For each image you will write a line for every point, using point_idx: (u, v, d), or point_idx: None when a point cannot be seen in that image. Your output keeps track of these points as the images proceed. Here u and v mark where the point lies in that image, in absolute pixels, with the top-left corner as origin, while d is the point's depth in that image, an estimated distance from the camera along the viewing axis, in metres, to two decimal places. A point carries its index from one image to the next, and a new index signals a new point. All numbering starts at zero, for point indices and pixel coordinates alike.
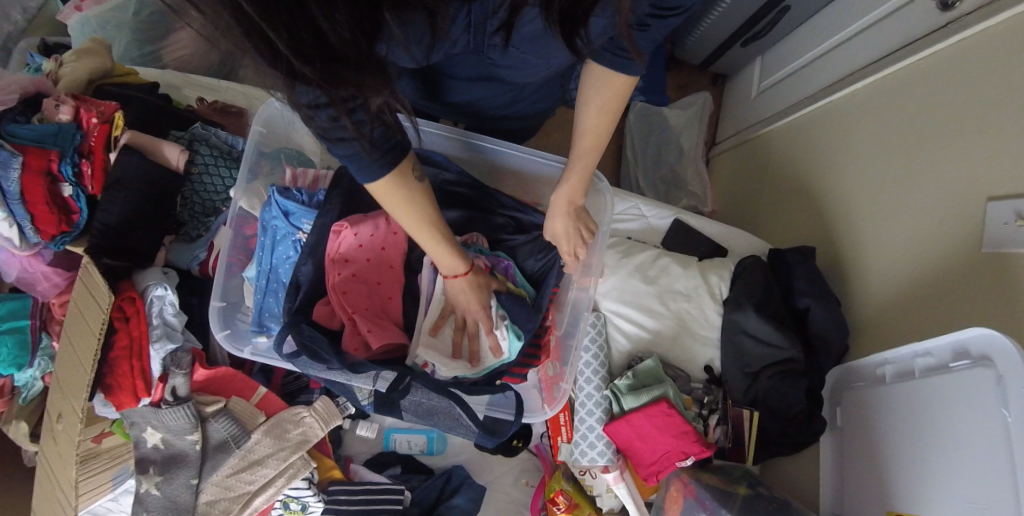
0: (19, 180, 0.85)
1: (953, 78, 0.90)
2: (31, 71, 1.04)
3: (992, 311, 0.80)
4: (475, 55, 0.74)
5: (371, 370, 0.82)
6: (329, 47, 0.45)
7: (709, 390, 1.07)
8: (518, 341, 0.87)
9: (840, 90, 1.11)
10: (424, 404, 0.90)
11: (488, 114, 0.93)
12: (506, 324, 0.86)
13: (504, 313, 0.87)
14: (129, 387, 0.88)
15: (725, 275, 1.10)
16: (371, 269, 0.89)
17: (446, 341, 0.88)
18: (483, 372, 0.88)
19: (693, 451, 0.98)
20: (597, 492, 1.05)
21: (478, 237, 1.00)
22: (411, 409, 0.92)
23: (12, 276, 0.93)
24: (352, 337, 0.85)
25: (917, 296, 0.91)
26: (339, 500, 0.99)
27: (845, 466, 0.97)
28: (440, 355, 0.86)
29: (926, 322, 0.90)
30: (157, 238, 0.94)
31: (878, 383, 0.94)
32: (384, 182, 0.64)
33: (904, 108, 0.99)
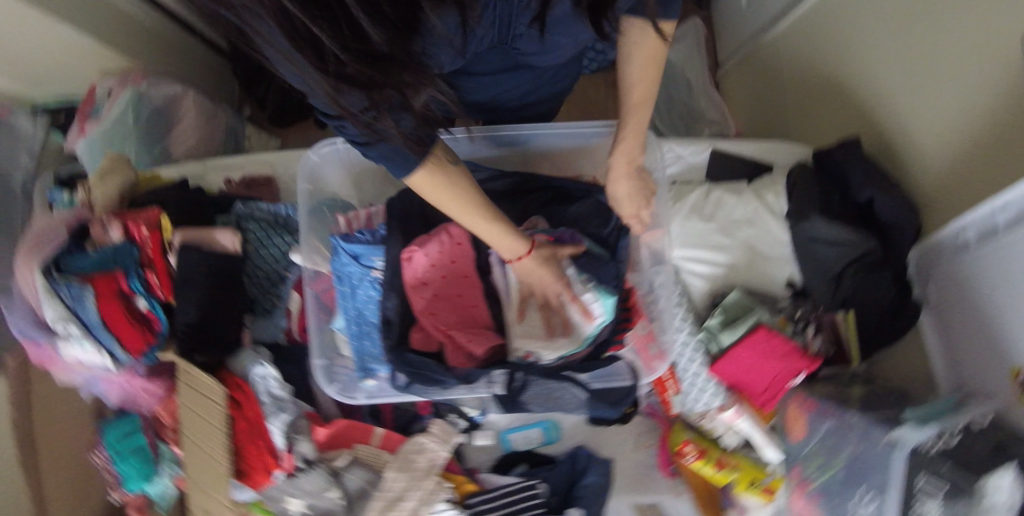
0: (95, 307, 0.86)
1: None
2: (59, 205, 1.05)
3: None
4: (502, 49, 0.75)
5: (483, 376, 0.85)
6: (373, 45, 0.48)
7: (798, 304, 1.07)
8: (609, 296, 0.87)
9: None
10: (546, 394, 0.92)
11: (514, 103, 0.94)
12: (592, 286, 0.87)
13: (586, 276, 0.88)
14: (260, 465, 0.91)
15: (779, 190, 1.09)
16: (446, 281, 0.89)
17: (540, 323, 0.89)
18: (585, 342, 0.88)
19: (804, 366, 1.00)
20: (719, 432, 1.07)
21: (538, 219, 0.96)
22: (536, 401, 0.94)
23: (116, 396, 0.96)
24: (455, 352, 0.86)
25: (979, 154, 0.92)
26: (482, 510, 1.02)
27: (953, 338, 0.97)
28: (536, 340, 0.87)
29: (994, 175, 0.89)
30: (238, 320, 0.94)
31: (964, 250, 0.94)
32: (425, 174, 0.67)
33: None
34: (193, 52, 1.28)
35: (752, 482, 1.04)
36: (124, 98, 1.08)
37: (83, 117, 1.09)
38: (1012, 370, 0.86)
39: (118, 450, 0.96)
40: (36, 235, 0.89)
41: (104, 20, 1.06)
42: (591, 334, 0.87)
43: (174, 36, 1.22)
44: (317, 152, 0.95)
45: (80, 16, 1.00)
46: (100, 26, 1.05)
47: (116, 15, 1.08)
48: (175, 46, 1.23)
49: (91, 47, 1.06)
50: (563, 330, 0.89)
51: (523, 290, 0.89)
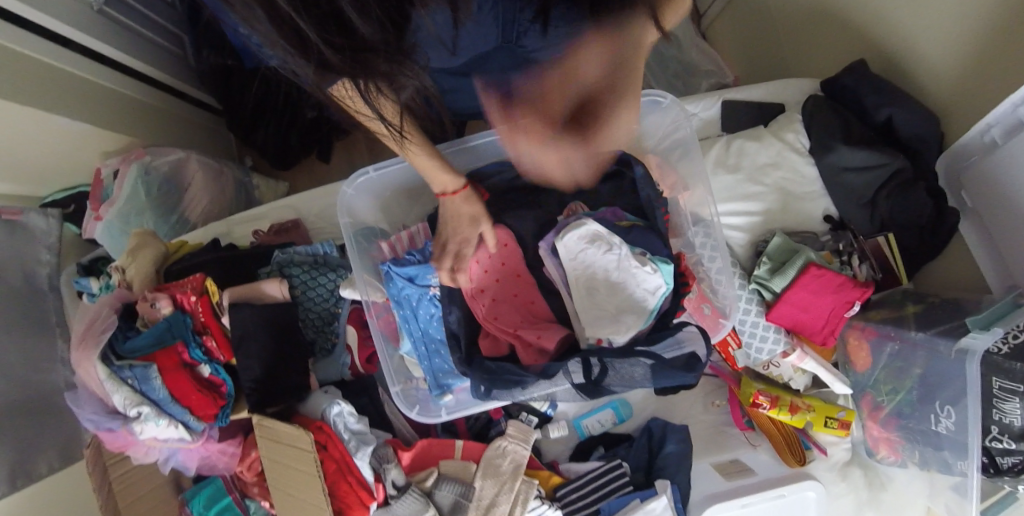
0: (163, 383, 0.86)
1: None
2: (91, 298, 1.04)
3: None
4: None
5: (560, 367, 0.85)
6: (361, 40, 0.46)
7: (839, 237, 1.08)
8: (666, 265, 0.89)
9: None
10: (625, 373, 0.87)
11: None
12: (650, 257, 0.90)
13: (639, 250, 0.91)
14: (356, 499, 0.90)
15: (799, 128, 1.09)
16: (503, 282, 0.90)
17: (606, 303, 0.90)
18: (651, 313, 0.89)
19: (858, 296, 1.00)
20: (786, 377, 1.08)
21: (578, 205, 0.97)
22: (621, 384, 0.90)
23: (194, 464, 0.94)
24: (526, 350, 0.87)
25: (994, 51, 0.92)
26: (572, 499, 1.03)
27: (997, 239, 0.98)
28: (608, 325, 0.88)
29: (1013, 69, 0.89)
30: (303, 364, 0.95)
31: (992, 149, 0.96)
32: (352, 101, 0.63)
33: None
34: (187, 114, 1.27)
35: (828, 420, 1.06)
36: (132, 174, 1.06)
37: (95, 202, 1.08)
38: None
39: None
40: (88, 324, 0.88)
41: (97, 104, 1.05)
42: (657, 304, 0.89)
43: (165, 103, 1.21)
44: (351, 185, 0.94)
45: (74, 104, 1.00)
46: (95, 110, 1.04)
47: (107, 96, 1.07)
48: (169, 113, 1.22)
49: (91, 132, 1.05)
50: (628, 309, 0.89)
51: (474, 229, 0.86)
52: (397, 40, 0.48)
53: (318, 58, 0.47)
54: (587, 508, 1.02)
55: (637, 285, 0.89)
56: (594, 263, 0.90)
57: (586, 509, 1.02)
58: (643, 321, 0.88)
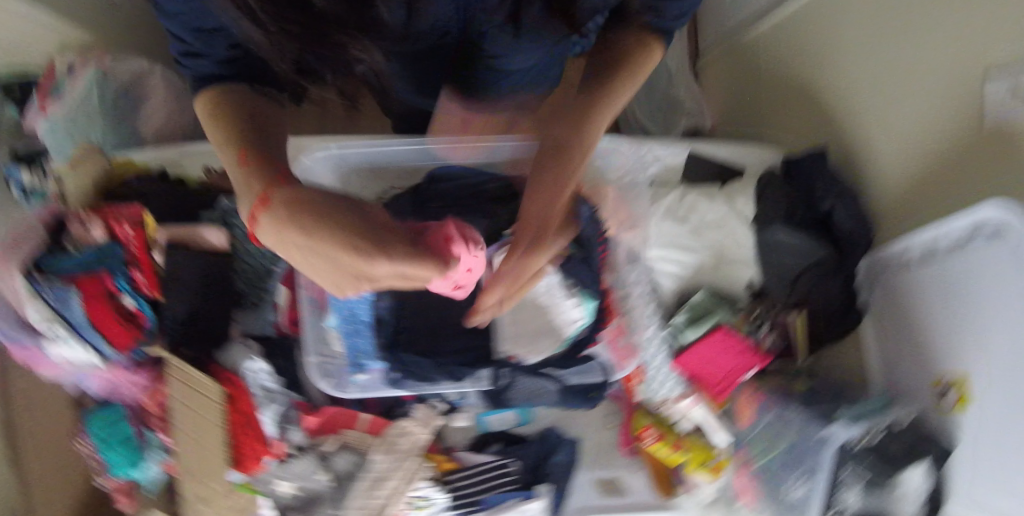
0: (83, 309, 0.86)
1: None
2: (34, 195, 1.05)
3: (1004, 183, 0.91)
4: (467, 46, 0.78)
5: (472, 372, 0.94)
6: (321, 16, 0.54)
7: (755, 305, 1.17)
8: (591, 299, 0.97)
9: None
10: (530, 388, 0.98)
11: (485, 108, 0.96)
12: (578, 292, 0.97)
13: (570, 281, 0.97)
14: (252, 453, 0.95)
15: (749, 196, 1.16)
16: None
17: (531, 319, 1.00)
18: (565, 340, 0.98)
19: (756, 362, 1.11)
20: (675, 418, 1.17)
21: None
22: (522, 397, 0.99)
23: (97, 387, 0.95)
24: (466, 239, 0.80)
25: (934, 173, 1.02)
26: (460, 485, 1.11)
27: (891, 343, 1.10)
28: (524, 344, 0.98)
29: (945, 198, 1.01)
30: (222, 314, 0.96)
31: (906, 267, 1.07)
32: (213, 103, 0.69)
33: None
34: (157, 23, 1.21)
35: (704, 462, 1.15)
36: (87, 76, 1.05)
37: (43, 94, 1.04)
38: (934, 379, 1.03)
39: (105, 438, 0.98)
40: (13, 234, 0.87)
41: None
42: (572, 335, 0.98)
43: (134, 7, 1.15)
44: (310, 155, 0.95)
45: None
46: None
47: None
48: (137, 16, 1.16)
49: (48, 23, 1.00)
50: (547, 333, 0.99)
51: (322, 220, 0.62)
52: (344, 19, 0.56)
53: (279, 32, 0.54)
54: (470, 496, 1.10)
55: (559, 312, 0.98)
56: (528, 285, 0.98)
57: (469, 497, 1.10)
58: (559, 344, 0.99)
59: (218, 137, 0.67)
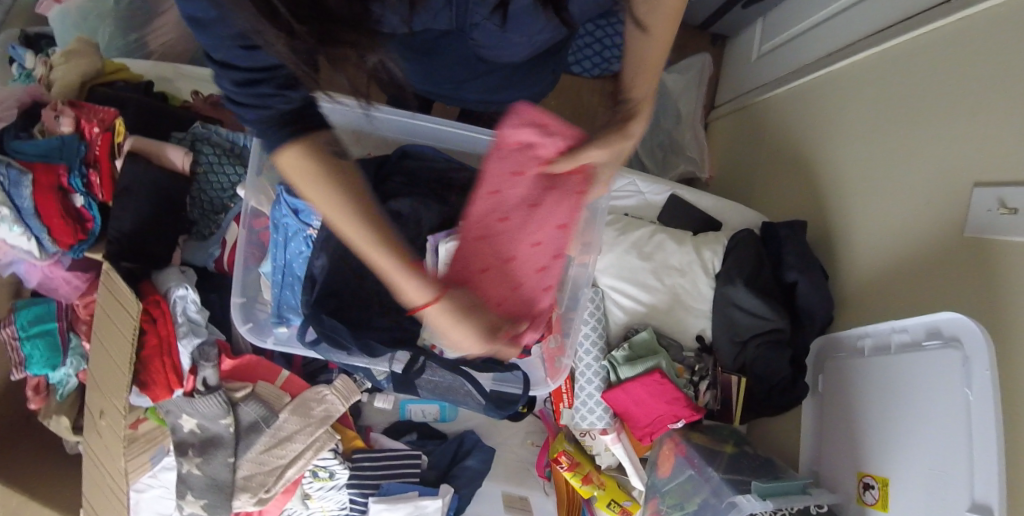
0: (30, 196, 0.87)
1: (959, 52, 0.95)
2: (23, 76, 1.02)
3: (976, 296, 0.90)
4: (453, 37, 0.78)
5: (387, 351, 0.91)
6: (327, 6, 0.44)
7: (700, 358, 1.16)
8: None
9: (854, 55, 1.12)
10: (437, 380, 1.00)
11: (477, 104, 0.98)
12: None
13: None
14: (162, 380, 0.95)
15: (718, 249, 1.15)
16: (520, 152, 0.67)
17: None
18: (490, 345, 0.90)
19: (685, 415, 1.08)
20: (596, 450, 1.15)
21: None
22: (428, 387, 1.01)
23: (32, 280, 0.96)
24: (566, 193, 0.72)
25: (906, 269, 1.01)
26: (364, 465, 1.10)
27: (825, 427, 1.08)
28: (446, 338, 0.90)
29: (910, 296, 1.00)
30: (169, 236, 0.97)
31: (855, 354, 1.05)
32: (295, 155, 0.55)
33: (907, 64, 1.04)
34: None
35: (614, 502, 1.13)
36: None
37: None
38: (857, 473, 1.01)
39: (26, 332, 0.97)
40: None
41: None
42: None
43: None
44: None
45: None
46: None
47: None
48: None
49: None
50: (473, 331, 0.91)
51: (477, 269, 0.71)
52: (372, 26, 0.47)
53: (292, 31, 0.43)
54: (372, 479, 1.09)
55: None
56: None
57: (370, 479, 1.09)
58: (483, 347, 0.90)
59: (333, 200, 0.57)
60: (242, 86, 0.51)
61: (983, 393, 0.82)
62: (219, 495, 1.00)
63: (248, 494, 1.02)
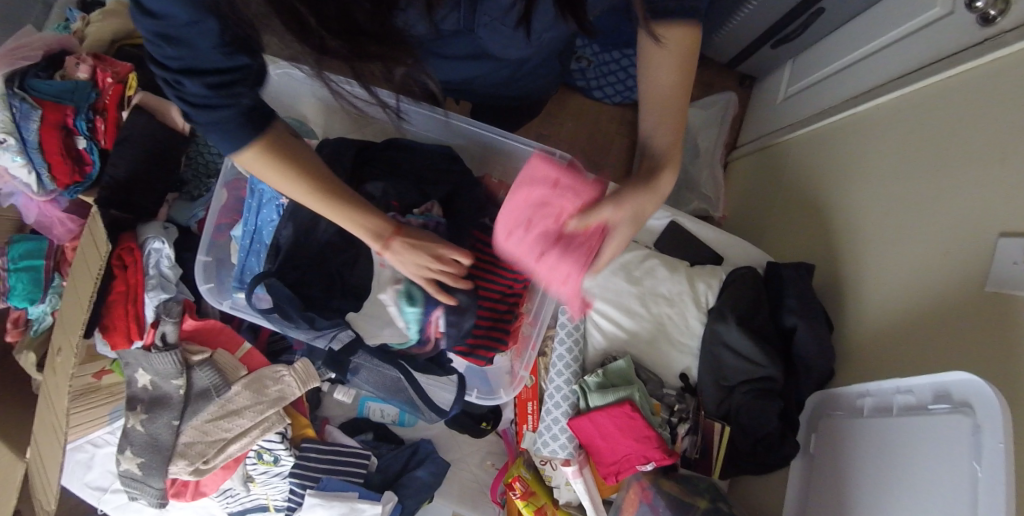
0: (37, 131, 0.92)
1: (990, 94, 0.85)
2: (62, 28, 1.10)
3: (996, 361, 0.77)
4: (462, 36, 0.75)
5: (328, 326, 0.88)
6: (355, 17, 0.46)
7: (682, 398, 1.06)
8: (410, 307, 0.89)
9: (879, 97, 1.04)
10: (378, 370, 1.01)
11: (481, 101, 0.98)
12: (398, 289, 0.89)
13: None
14: (123, 328, 0.95)
15: (713, 283, 1.08)
16: (551, 203, 0.70)
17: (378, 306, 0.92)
18: (409, 340, 0.92)
19: (655, 457, 0.97)
20: (555, 482, 1.06)
21: (433, 206, 0.97)
22: (368, 375, 1.04)
23: (28, 212, 1.00)
24: (586, 253, 0.70)
25: (919, 327, 0.89)
26: (310, 456, 1.04)
27: (812, 494, 0.96)
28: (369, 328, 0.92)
29: (923, 357, 0.88)
30: (161, 190, 1.00)
31: (855, 414, 0.93)
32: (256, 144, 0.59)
33: (934, 108, 0.95)
34: None
35: None
36: None
37: None
38: None
39: (15, 265, 0.99)
40: (16, 46, 0.96)
41: None
42: (414, 335, 0.91)
43: None
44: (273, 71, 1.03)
45: None
46: None
47: None
48: None
49: None
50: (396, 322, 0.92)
51: (427, 240, 0.73)
52: (388, 25, 0.49)
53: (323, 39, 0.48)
54: (314, 472, 1.03)
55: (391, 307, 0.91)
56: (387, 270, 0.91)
57: (312, 472, 1.03)
58: (392, 341, 0.92)
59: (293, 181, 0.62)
60: (214, 90, 0.54)
61: (994, 473, 0.68)
62: (157, 456, 0.98)
63: (185, 461, 0.99)
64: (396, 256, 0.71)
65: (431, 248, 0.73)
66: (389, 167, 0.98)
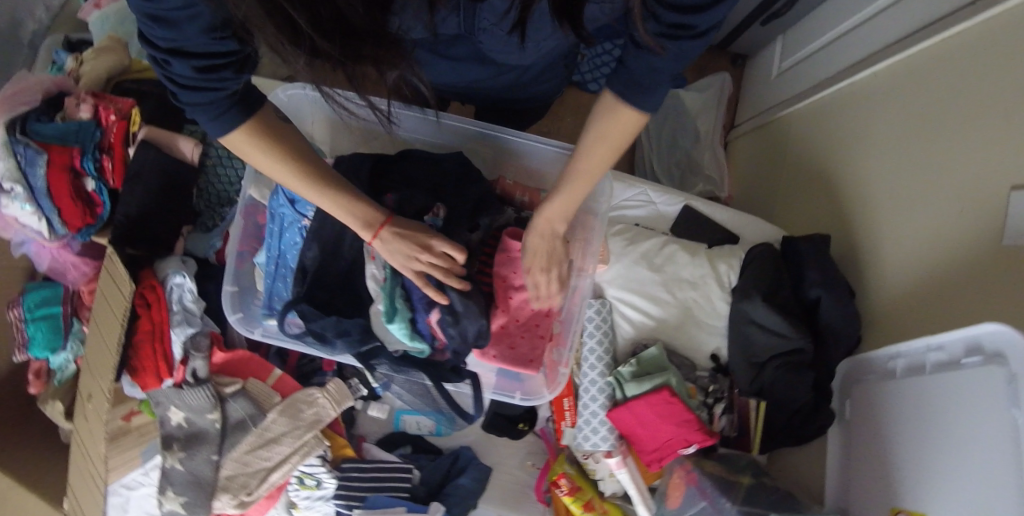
0: (44, 175, 0.90)
1: (988, 54, 0.87)
2: (56, 69, 1.08)
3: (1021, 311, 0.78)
4: (465, 38, 0.76)
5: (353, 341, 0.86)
6: (348, 22, 0.44)
7: (715, 379, 1.08)
8: (393, 322, 0.81)
9: (876, 65, 1.06)
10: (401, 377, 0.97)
11: (491, 104, 0.97)
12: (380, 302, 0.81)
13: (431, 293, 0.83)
14: (152, 367, 0.94)
15: (733, 263, 1.10)
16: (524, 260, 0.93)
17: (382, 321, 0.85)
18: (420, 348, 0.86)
19: (697, 439, 0.99)
20: (599, 476, 1.06)
21: (441, 208, 0.93)
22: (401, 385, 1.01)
23: (40, 259, 0.98)
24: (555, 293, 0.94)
25: (942, 286, 0.91)
26: (352, 477, 1.02)
27: (854, 458, 0.98)
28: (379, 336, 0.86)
29: (948, 315, 0.89)
30: (176, 224, 0.99)
31: (888, 377, 0.95)
32: (244, 130, 0.58)
33: (933, 71, 0.96)
34: None
35: None
36: None
37: None
38: (892, 508, 0.89)
39: (32, 314, 0.96)
40: (15, 91, 0.94)
41: None
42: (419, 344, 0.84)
43: None
44: (285, 92, 1.02)
45: None
46: None
47: None
48: None
49: None
50: None
51: (417, 228, 0.75)
52: (386, 25, 0.47)
53: (310, 43, 0.45)
54: (359, 491, 1.02)
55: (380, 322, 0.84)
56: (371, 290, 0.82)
57: (357, 491, 1.02)
58: (410, 351, 0.86)
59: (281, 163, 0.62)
60: (203, 73, 0.50)
61: None
62: (200, 493, 0.97)
63: (229, 494, 0.98)
64: (380, 243, 0.72)
65: (421, 238, 0.74)
66: (404, 178, 0.96)
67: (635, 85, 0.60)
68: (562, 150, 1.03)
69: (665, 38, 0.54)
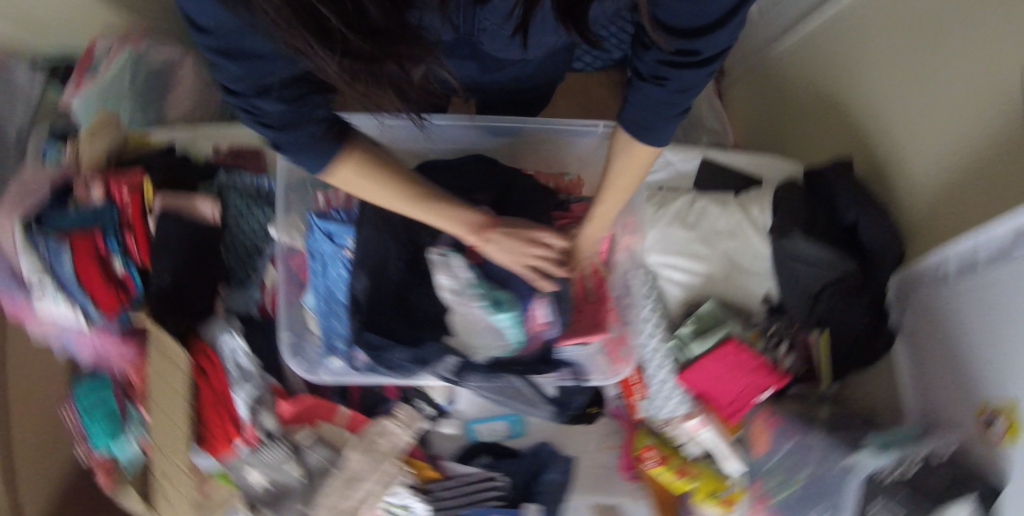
0: (71, 265, 0.88)
1: None
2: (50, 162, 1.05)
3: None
4: (460, 41, 0.73)
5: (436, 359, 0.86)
6: (370, 19, 0.44)
7: (772, 321, 1.07)
8: (499, 314, 0.86)
9: None
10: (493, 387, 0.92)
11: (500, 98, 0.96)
12: (474, 301, 0.86)
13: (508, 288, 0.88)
14: (221, 433, 0.93)
15: (765, 205, 1.10)
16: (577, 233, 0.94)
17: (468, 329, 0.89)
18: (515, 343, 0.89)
19: (771, 382, 1.00)
20: (681, 441, 1.05)
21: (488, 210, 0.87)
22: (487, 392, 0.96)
23: (84, 351, 0.96)
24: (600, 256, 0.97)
25: (970, 181, 0.90)
26: (441, 496, 1.02)
27: (926, 371, 0.97)
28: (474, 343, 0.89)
29: (982, 207, 0.88)
30: (212, 285, 0.96)
31: (940, 282, 0.95)
32: (354, 166, 0.66)
33: None
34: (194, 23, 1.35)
35: (713, 491, 1.02)
36: (122, 56, 1.12)
37: (81, 74, 1.13)
38: (980, 407, 0.86)
39: (90, 408, 0.97)
40: (22, 189, 0.94)
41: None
42: (518, 337, 0.89)
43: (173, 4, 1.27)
44: None
45: None
46: None
47: None
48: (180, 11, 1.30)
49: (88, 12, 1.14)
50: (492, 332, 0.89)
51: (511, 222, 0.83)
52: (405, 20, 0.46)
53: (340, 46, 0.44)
54: (450, 508, 1.01)
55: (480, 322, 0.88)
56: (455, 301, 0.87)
57: (448, 509, 1.01)
58: (511, 345, 0.89)
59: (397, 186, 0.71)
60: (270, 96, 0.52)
61: None
62: None
63: None
64: (484, 242, 0.81)
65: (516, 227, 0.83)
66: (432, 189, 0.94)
67: (644, 125, 0.64)
68: (594, 130, 1.04)
69: (670, 66, 0.56)
